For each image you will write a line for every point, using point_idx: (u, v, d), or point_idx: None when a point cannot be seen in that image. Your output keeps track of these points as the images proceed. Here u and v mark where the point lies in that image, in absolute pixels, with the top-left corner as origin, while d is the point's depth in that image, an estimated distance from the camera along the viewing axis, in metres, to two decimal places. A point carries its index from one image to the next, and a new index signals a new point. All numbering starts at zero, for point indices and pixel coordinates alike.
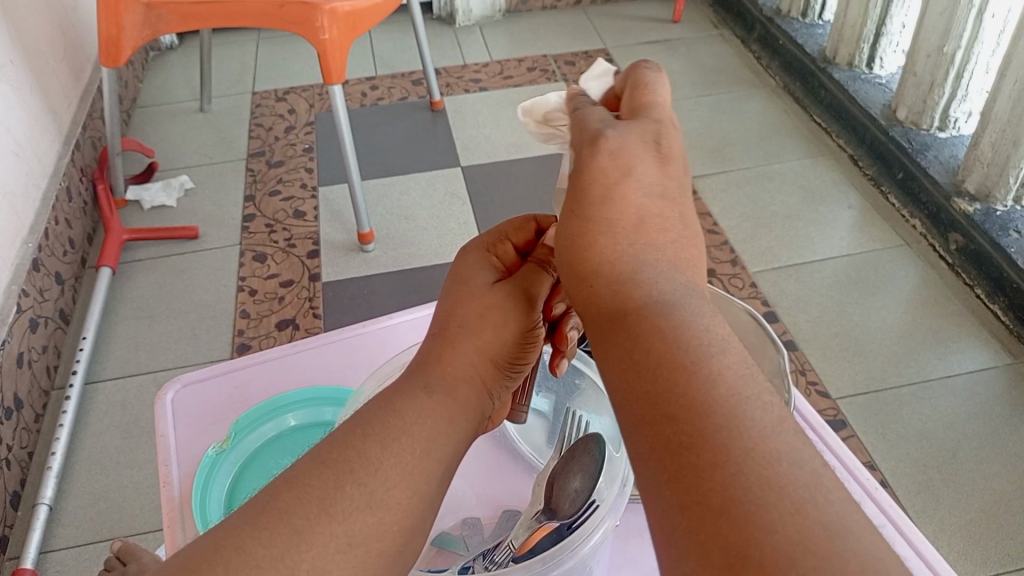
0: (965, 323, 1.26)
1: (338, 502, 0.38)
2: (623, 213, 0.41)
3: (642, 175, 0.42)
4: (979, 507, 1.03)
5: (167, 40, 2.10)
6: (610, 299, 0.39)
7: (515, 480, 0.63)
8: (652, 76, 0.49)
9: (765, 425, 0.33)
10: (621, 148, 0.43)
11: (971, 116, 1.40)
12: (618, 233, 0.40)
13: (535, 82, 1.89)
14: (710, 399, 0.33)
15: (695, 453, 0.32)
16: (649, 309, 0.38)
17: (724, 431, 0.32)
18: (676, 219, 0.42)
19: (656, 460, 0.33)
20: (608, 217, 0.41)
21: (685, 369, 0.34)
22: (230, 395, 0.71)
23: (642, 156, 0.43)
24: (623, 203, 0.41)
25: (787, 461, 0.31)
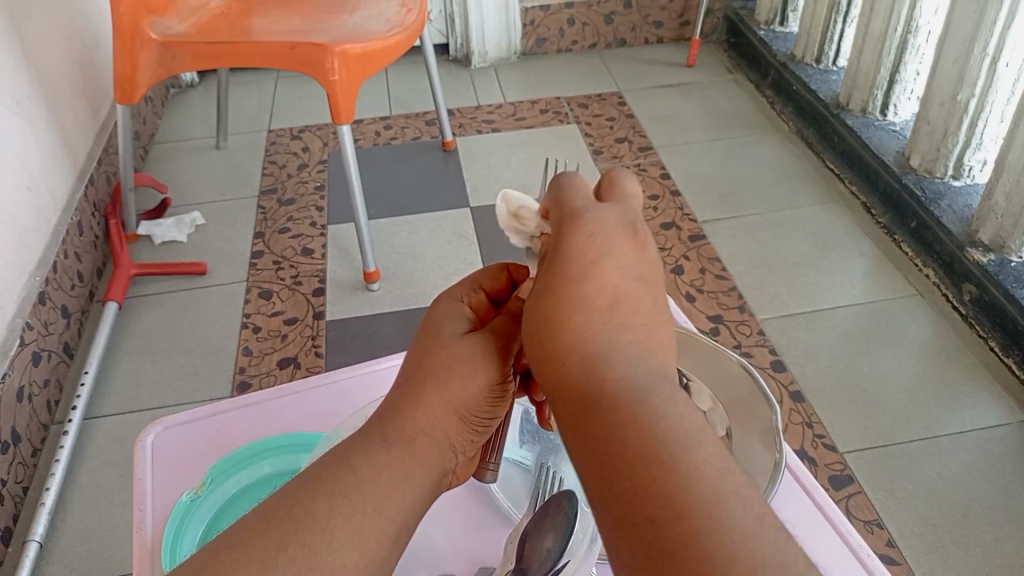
0: (979, 377, 1.22)
1: (279, 565, 0.37)
2: (600, 291, 0.42)
3: (619, 258, 0.44)
4: (992, 571, 0.99)
5: (187, 77, 2.14)
6: (585, 385, 0.40)
7: (493, 533, 0.59)
8: (624, 177, 0.51)
9: (746, 527, 0.34)
10: (598, 233, 0.44)
11: (985, 165, 1.38)
12: (593, 312, 0.42)
13: (548, 124, 1.90)
14: (690, 501, 0.35)
15: (677, 561, 0.33)
16: (623, 399, 0.39)
17: (703, 536, 0.33)
18: (650, 302, 0.43)
19: (635, 565, 0.34)
20: (583, 292, 0.42)
21: (663, 468, 0.36)
22: (211, 439, 0.69)
23: (618, 236, 0.45)
24: (600, 282, 0.42)
25: (768, 567, 0.32)
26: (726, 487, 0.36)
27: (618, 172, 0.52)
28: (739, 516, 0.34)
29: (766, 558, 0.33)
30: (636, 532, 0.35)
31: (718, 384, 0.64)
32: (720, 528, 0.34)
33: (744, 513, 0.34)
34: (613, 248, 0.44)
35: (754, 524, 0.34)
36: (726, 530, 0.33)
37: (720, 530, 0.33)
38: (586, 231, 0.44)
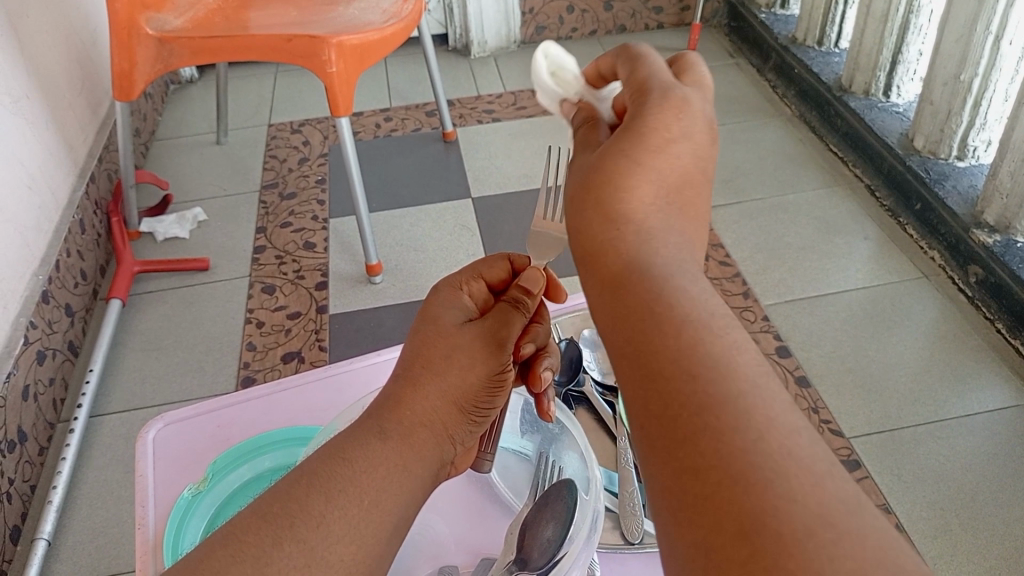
0: (986, 359, 1.21)
1: (274, 562, 0.37)
2: (669, 171, 0.44)
3: (691, 145, 0.45)
4: (1000, 554, 0.98)
5: (186, 73, 2.13)
6: (630, 251, 0.40)
7: (494, 525, 0.58)
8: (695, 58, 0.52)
9: (782, 397, 0.33)
10: (678, 114, 0.45)
11: (990, 145, 1.37)
12: (659, 187, 0.43)
13: (548, 112, 1.89)
14: (728, 365, 0.34)
15: (711, 415, 0.32)
16: (665, 270, 0.39)
17: (738, 394, 0.32)
18: (703, 198, 0.45)
19: (663, 417, 0.34)
20: (657, 167, 0.44)
21: (705, 332, 0.35)
22: (213, 434, 0.69)
23: (702, 125, 0.46)
24: (670, 164, 0.44)
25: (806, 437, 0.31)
26: (763, 359, 0.35)
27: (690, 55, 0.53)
28: (779, 390, 0.33)
29: (803, 428, 0.32)
30: (674, 386, 0.34)
31: None
32: (760, 387, 0.33)
33: (780, 384, 0.34)
34: (692, 131, 0.45)
35: (791, 401, 0.33)
36: (765, 394, 0.33)
37: (758, 393, 0.32)
38: (675, 100, 0.46)
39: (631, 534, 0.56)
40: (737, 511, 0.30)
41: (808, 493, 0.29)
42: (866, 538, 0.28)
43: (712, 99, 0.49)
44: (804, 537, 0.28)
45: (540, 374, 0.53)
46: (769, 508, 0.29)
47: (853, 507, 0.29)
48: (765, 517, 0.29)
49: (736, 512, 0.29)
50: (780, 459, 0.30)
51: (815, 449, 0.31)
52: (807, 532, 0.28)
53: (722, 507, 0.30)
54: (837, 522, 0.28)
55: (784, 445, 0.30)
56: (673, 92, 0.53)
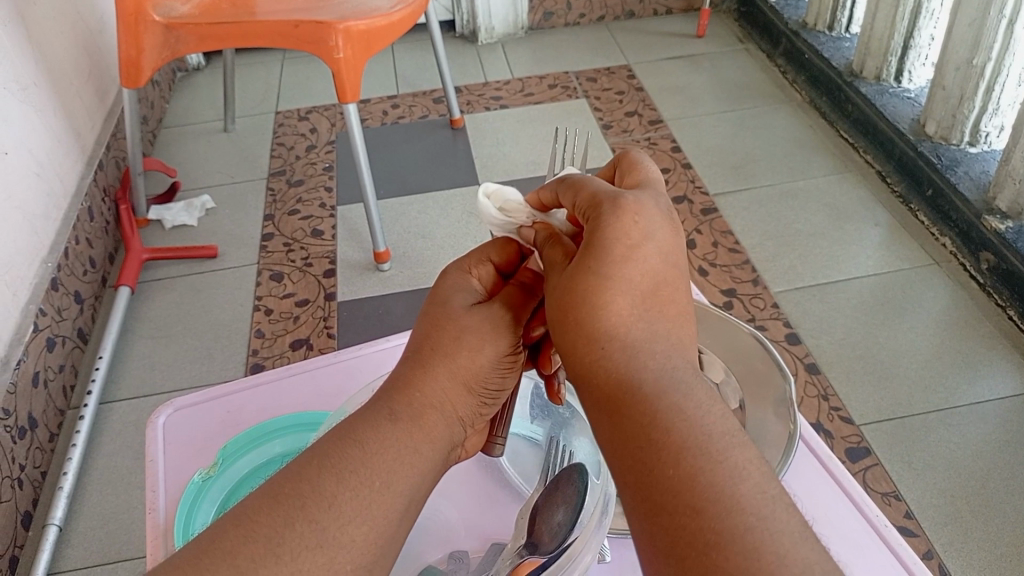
0: (997, 346, 1.21)
1: (287, 543, 0.37)
2: (641, 279, 0.43)
3: (659, 241, 0.44)
4: (1011, 541, 0.98)
5: (194, 60, 2.13)
6: (619, 374, 0.41)
7: (504, 510, 0.58)
8: (642, 161, 0.53)
9: (790, 527, 0.35)
10: (640, 212, 0.45)
11: (1003, 130, 1.35)
12: (632, 297, 0.42)
13: (557, 99, 1.88)
14: (737, 499, 0.36)
15: (723, 554, 0.34)
16: (660, 389, 0.40)
17: (750, 532, 0.34)
18: (681, 292, 0.45)
19: (676, 552, 0.35)
20: (626, 278, 0.43)
21: (708, 461, 0.37)
22: (222, 419, 0.69)
23: (661, 220, 0.45)
24: (641, 267, 0.43)
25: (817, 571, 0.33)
26: (764, 478, 0.37)
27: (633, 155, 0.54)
28: (786, 519, 0.35)
29: (814, 562, 0.34)
30: (682, 521, 0.36)
31: (731, 358, 0.63)
32: (768, 521, 0.35)
33: (789, 513, 0.36)
34: (653, 232, 0.44)
35: (799, 530, 0.35)
36: (772, 528, 0.35)
37: (765, 528, 0.35)
38: (627, 203, 0.45)
39: None
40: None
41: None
42: None
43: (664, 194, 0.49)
44: None
45: (552, 356, 0.53)
46: None
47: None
48: None
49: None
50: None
51: None
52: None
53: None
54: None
55: None
56: (628, 171, 0.52)
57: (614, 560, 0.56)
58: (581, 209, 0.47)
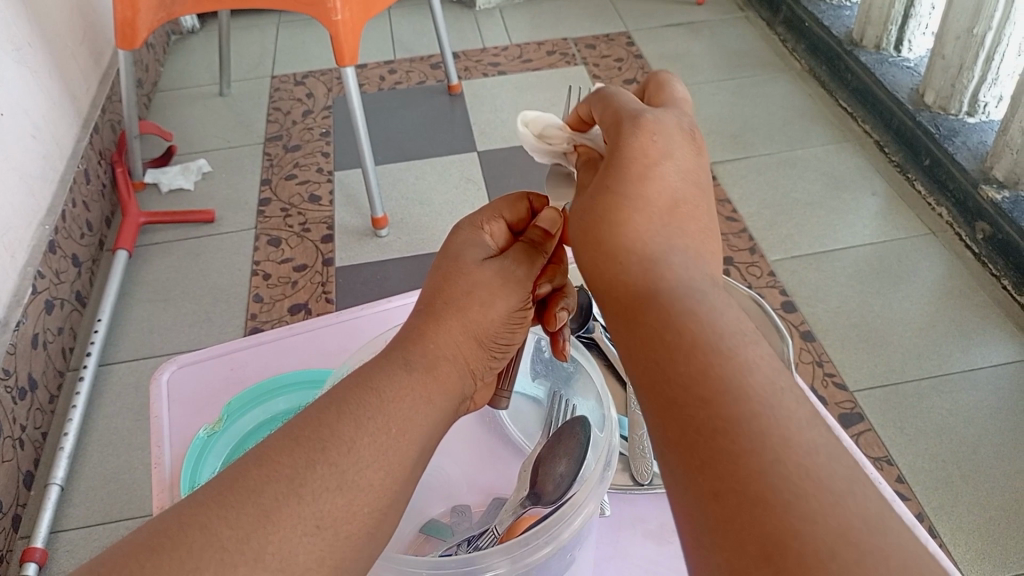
0: (990, 315, 1.22)
1: (308, 483, 0.37)
2: (659, 195, 0.46)
3: (677, 161, 0.47)
4: (999, 505, 1.00)
5: (188, 23, 2.11)
6: (641, 278, 0.43)
7: (505, 467, 0.59)
8: (665, 75, 0.55)
9: (798, 417, 0.34)
10: (659, 132, 0.47)
11: (1001, 100, 1.36)
12: (650, 212, 0.45)
13: (555, 65, 1.87)
14: (745, 390, 0.35)
15: (730, 439, 0.34)
16: (677, 293, 0.41)
17: (756, 419, 0.34)
18: (703, 211, 0.47)
19: (687, 443, 0.35)
20: (644, 195, 0.45)
21: (719, 357, 0.37)
22: (226, 377, 0.70)
23: (679, 141, 0.47)
24: (658, 185, 0.46)
25: (822, 453, 0.33)
26: (771, 369, 0.37)
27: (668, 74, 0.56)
28: (792, 408, 0.35)
29: (820, 444, 0.33)
30: (692, 412, 0.36)
31: None
32: (775, 411, 0.34)
33: (798, 405, 0.35)
34: (670, 151, 0.47)
35: (806, 418, 0.34)
36: (778, 414, 0.34)
37: (770, 416, 0.34)
38: (648, 124, 0.48)
39: (641, 475, 0.57)
40: (758, 527, 0.31)
41: (827, 512, 0.30)
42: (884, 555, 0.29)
43: (688, 111, 0.52)
44: (829, 551, 0.29)
45: (556, 314, 0.54)
46: (790, 529, 0.30)
47: (871, 520, 0.30)
48: (788, 537, 0.30)
49: (753, 527, 0.31)
50: (796, 481, 0.32)
51: (829, 463, 0.32)
52: (825, 545, 0.29)
53: (741, 523, 0.31)
54: (854, 532, 0.30)
55: (800, 466, 0.32)
56: (656, 91, 0.54)
57: (613, 515, 0.57)
58: (607, 129, 0.50)
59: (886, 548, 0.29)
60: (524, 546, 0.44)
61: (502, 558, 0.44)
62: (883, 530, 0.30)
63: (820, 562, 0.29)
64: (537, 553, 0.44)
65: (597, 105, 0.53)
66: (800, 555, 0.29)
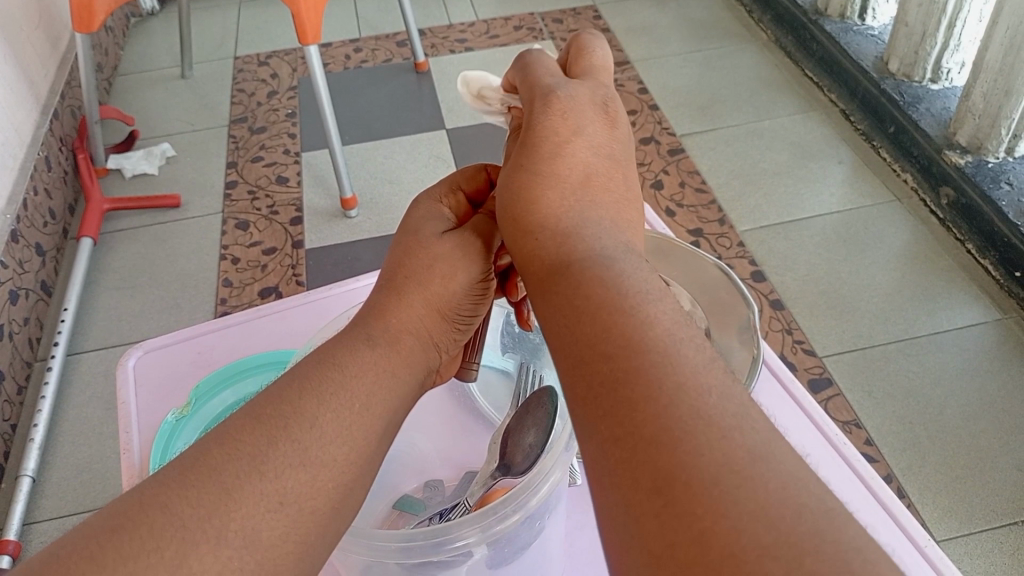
0: (955, 279, 1.24)
1: (270, 460, 0.37)
2: (572, 169, 0.43)
3: (589, 138, 0.44)
4: (965, 464, 1.02)
5: (148, 4, 2.06)
6: (553, 250, 0.40)
7: (476, 440, 0.59)
8: (593, 42, 0.52)
9: (697, 363, 0.32)
10: (569, 109, 0.45)
11: (964, 67, 1.38)
12: (564, 187, 0.42)
13: (522, 41, 1.85)
14: (645, 341, 0.33)
15: (628, 388, 0.31)
16: (589, 259, 0.38)
17: (653, 367, 0.31)
18: (620, 182, 0.44)
19: (590, 398, 0.32)
20: (557, 172, 0.43)
21: (623, 313, 0.34)
22: (193, 361, 0.69)
23: (592, 118, 0.45)
24: (573, 161, 0.43)
25: (717, 394, 0.30)
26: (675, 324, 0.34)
27: (586, 34, 0.54)
28: (691, 356, 0.32)
29: (715, 386, 0.31)
30: (596, 369, 0.33)
31: (696, 288, 0.64)
32: (674, 358, 0.32)
33: (698, 353, 0.33)
34: (586, 129, 0.45)
35: (705, 363, 0.32)
36: (679, 363, 0.32)
37: (670, 363, 0.31)
38: (560, 100, 0.45)
39: None
40: (653, 466, 0.28)
41: (717, 447, 0.28)
42: (770, 484, 0.27)
43: (608, 84, 0.50)
44: (711, 481, 0.27)
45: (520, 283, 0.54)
46: (679, 462, 0.28)
47: (761, 454, 0.28)
48: (677, 472, 0.28)
49: (648, 469, 0.28)
50: (690, 420, 0.29)
51: (727, 403, 0.30)
52: (713, 480, 0.27)
53: (636, 467, 0.29)
54: (741, 468, 0.27)
55: (697, 408, 0.29)
56: (576, 57, 0.52)
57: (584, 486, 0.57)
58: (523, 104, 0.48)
59: (773, 479, 0.27)
60: (494, 515, 0.44)
61: (472, 528, 0.44)
62: (772, 462, 0.28)
63: (711, 496, 0.27)
64: (506, 521, 0.44)
65: (521, 78, 0.50)
66: (690, 484, 0.27)
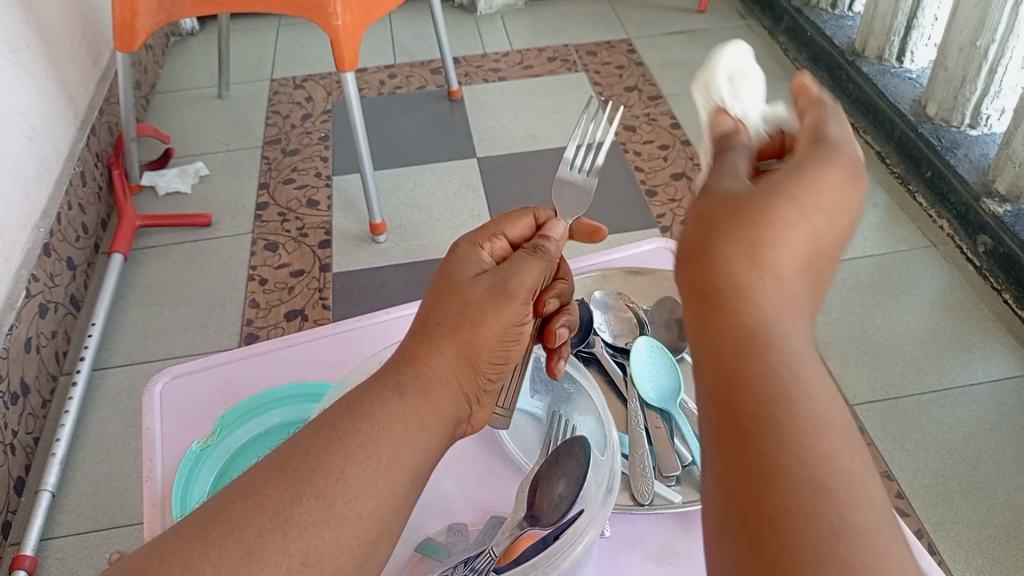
0: (991, 330, 1.21)
1: (294, 517, 0.37)
2: (806, 201, 0.38)
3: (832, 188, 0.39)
4: (999, 522, 0.99)
5: (188, 25, 2.10)
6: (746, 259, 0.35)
7: (503, 485, 0.58)
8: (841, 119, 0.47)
9: (861, 461, 0.30)
10: (823, 163, 0.40)
11: (1004, 113, 1.35)
12: (791, 208, 0.37)
13: (556, 72, 1.86)
14: (821, 415, 0.31)
15: (783, 459, 0.30)
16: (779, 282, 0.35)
17: (816, 449, 0.30)
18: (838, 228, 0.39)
19: (738, 443, 0.31)
20: (790, 197, 0.38)
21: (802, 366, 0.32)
22: (220, 389, 0.69)
23: (843, 175, 0.40)
24: (806, 196, 0.38)
25: (874, 504, 0.29)
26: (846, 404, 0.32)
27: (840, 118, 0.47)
28: (858, 449, 0.30)
29: (874, 496, 0.29)
30: (753, 412, 0.31)
31: None
32: (838, 444, 0.30)
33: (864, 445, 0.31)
34: (832, 181, 0.39)
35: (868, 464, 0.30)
36: (843, 451, 0.30)
37: (834, 450, 0.30)
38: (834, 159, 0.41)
39: (641, 495, 0.57)
40: (781, 561, 0.28)
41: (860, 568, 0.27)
42: None
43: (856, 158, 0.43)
44: None
45: (556, 331, 0.55)
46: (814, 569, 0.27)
47: None
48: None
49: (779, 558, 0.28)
50: (840, 524, 0.28)
51: (880, 517, 0.29)
52: None
53: (765, 550, 0.29)
54: None
55: (851, 512, 0.28)
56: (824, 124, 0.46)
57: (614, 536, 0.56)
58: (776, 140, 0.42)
59: None
60: None
61: None
62: None
63: None
64: None
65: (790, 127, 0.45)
66: None
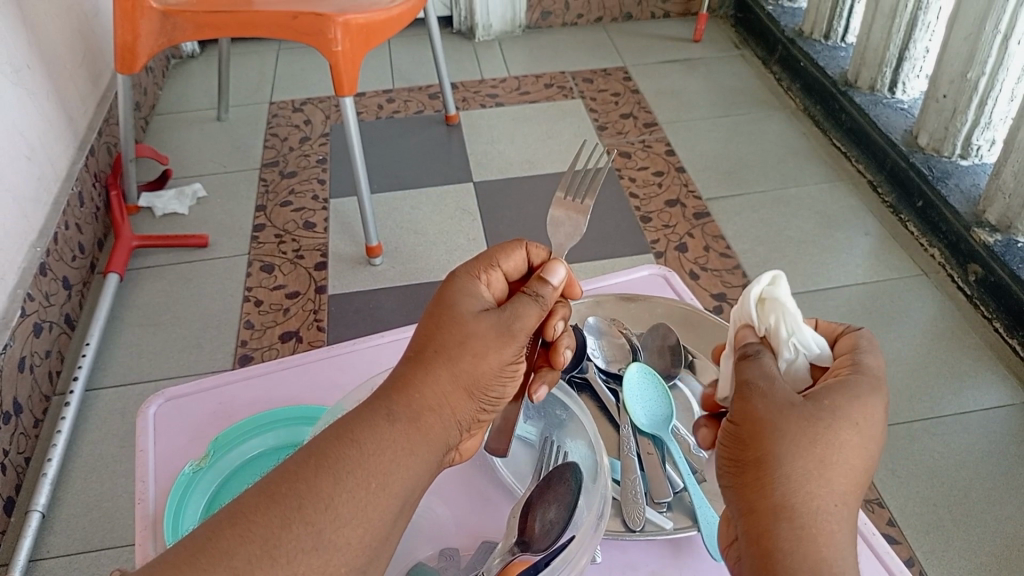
0: (982, 358, 1.22)
1: (283, 544, 0.39)
2: (842, 439, 0.47)
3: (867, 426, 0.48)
4: (990, 551, 0.99)
5: (188, 48, 2.12)
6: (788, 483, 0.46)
7: (493, 509, 0.59)
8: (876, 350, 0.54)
9: None
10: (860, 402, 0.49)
11: (994, 144, 1.36)
12: (829, 443, 0.47)
13: (552, 99, 1.88)
14: None
15: None
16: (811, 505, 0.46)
17: None
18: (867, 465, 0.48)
19: None
20: (831, 439, 0.47)
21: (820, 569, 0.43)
22: (215, 411, 0.69)
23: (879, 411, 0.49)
24: (843, 432, 0.48)
25: None
26: None
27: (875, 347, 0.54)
28: None
29: None
30: None
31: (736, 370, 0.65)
32: None
33: None
34: (866, 418, 0.48)
35: None
36: None
37: None
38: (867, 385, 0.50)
39: (632, 520, 0.57)
40: None
41: None
42: None
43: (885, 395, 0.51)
44: None
45: (562, 350, 0.58)
46: None
47: None
48: None
49: None
50: None
51: None
52: None
53: None
54: None
55: None
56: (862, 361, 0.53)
57: None
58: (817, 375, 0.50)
59: None
60: None
61: None
62: None
63: None
64: None
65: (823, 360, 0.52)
66: None
